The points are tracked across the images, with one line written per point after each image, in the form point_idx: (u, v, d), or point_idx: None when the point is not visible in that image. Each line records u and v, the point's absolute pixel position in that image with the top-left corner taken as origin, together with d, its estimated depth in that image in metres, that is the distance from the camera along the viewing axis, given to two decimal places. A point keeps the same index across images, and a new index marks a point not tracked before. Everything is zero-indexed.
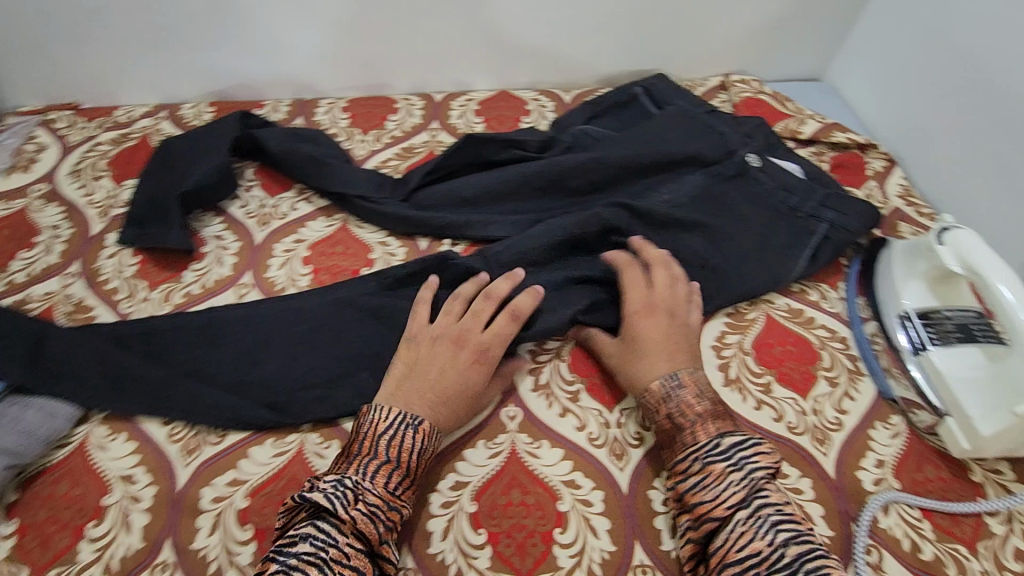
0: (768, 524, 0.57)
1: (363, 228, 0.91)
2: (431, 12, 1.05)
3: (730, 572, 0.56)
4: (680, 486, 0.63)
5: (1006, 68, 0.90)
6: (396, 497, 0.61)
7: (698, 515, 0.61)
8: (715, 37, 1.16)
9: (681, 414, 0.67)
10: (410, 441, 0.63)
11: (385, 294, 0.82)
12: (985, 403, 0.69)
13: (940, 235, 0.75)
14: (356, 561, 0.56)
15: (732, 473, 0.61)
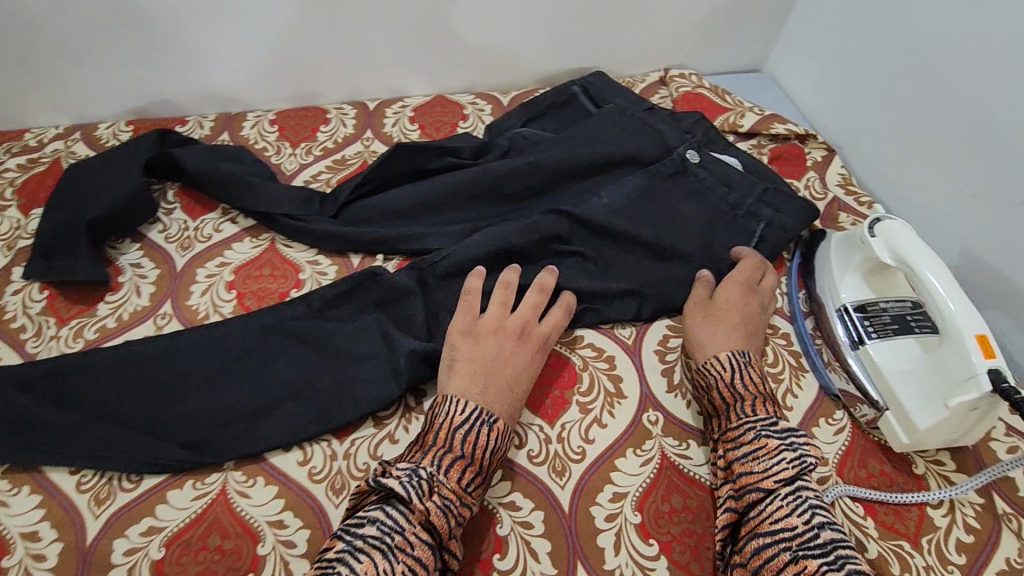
0: (808, 504, 0.58)
1: (292, 247, 0.87)
2: (356, 15, 1.01)
3: (761, 540, 0.58)
4: (731, 454, 0.65)
5: (944, 50, 0.88)
6: (467, 493, 0.61)
7: (741, 485, 0.62)
8: (652, 31, 1.14)
9: (745, 388, 0.68)
10: (485, 438, 0.63)
11: (315, 317, 0.77)
12: (921, 395, 0.68)
13: (871, 226, 0.75)
14: (419, 552, 0.55)
15: (786, 450, 0.62)
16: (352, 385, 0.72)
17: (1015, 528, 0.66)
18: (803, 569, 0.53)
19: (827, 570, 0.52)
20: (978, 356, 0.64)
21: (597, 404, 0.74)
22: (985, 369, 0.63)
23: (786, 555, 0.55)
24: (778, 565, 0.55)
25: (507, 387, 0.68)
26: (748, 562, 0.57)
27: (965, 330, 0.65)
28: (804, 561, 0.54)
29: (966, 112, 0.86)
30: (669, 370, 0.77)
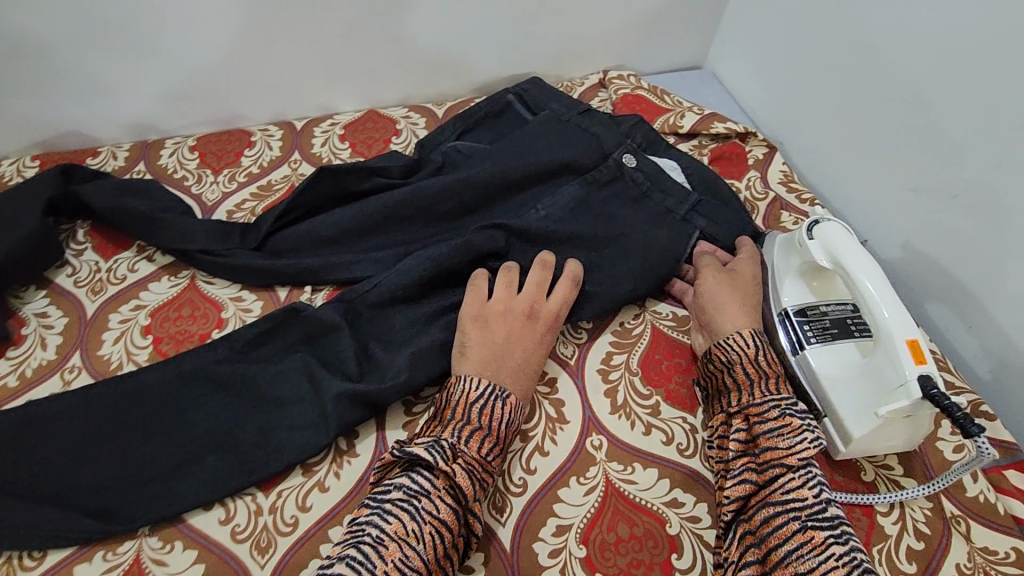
0: (817, 480, 0.60)
1: (214, 284, 0.83)
2: (271, 30, 0.95)
3: (771, 508, 0.59)
4: (755, 428, 0.63)
5: (882, 33, 0.84)
6: (487, 461, 0.62)
7: (765, 460, 0.61)
8: (588, 32, 1.11)
9: (768, 365, 0.67)
10: (500, 411, 0.65)
11: (235, 360, 0.73)
12: (858, 403, 0.66)
13: (809, 229, 0.74)
14: (445, 515, 0.57)
15: (809, 430, 0.62)
16: (277, 431, 0.68)
17: (963, 530, 0.65)
18: (810, 542, 0.55)
19: (834, 544, 0.54)
20: (909, 364, 0.62)
21: (539, 431, 0.71)
22: (915, 376, 0.61)
23: (795, 525, 0.56)
24: (785, 534, 0.56)
25: (520, 367, 0.69)
26: (757, 530, 0.58)
27: (895, 337, 0.63)
28: (813, 534, 0.56)
29: (896, 104, 0.84)
30: (612, 390, 0.74)
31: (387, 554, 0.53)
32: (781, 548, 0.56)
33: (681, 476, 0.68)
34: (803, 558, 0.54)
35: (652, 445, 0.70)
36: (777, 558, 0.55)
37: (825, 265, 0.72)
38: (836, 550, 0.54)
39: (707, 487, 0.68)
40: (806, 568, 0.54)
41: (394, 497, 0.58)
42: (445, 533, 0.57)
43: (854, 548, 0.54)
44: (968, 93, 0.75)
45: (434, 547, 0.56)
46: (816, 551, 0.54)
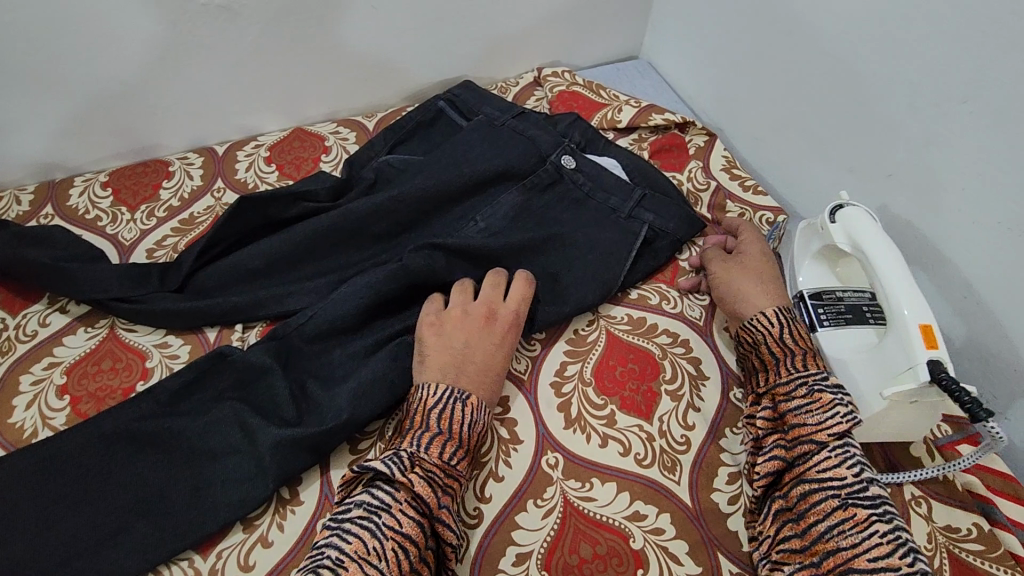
0: (856, 458, 0.58)
1: (136, 332, 0.77)
2: (176, 54, 0.89)
3: (807, 487, 0.57)
4: (782, 405, 0.63)
5: (810, 16, 0.83)
6: (453, 466, 0.59)
7: (796, 437, 0.60)
8: (517, 30, 1.08)
9: (795, 342, 0.66)
10: (462, 413, 0.62)
11: (161, 415, 0.68)
12: (863, 386, 0.65)
13: (833, 212, 0.71)
14: (408, 529, 0.54)
15: (840, 406, 0.60)
16: (212, 488, 0.64)
17: (923, 511, 0.64)
18: (852, 518, 0.54)
19: (878, 521, 0.53)
20: (919, 347, 0.59)
21: (492, 455, 0.68)
22: (924, 361, 0.59)
23: (835, 502, 0.55)
24: (824, 511, 0.55)
25: (480, 373, 0.66)
26: (794, 507, 0.57)
27: (909, 322, 0.61)
28: (853, 511, 0.54)
29: (827, 86, 0.83)
30: (565, 404, 0.72)
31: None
32: (821, 524, 0.55)
33: (641, 488, 0.66)
34: (845, 533, 0.53)
35: (610, 459, 0.68)
36: (818, 534, 0.54)
37: (846, 249, 0.70)
38: (880, 527, 0.52)
39: (668, 496, 0.66)
40: (850, 545, 0.52)
41: (357, 517, 0.54)
42: (411, 546, 0.53)
43: (898, 525, 0.53)
44: (892, 73, 0.74)
45: (399, 561, 0.52)
46: (859, 527, 0.53)
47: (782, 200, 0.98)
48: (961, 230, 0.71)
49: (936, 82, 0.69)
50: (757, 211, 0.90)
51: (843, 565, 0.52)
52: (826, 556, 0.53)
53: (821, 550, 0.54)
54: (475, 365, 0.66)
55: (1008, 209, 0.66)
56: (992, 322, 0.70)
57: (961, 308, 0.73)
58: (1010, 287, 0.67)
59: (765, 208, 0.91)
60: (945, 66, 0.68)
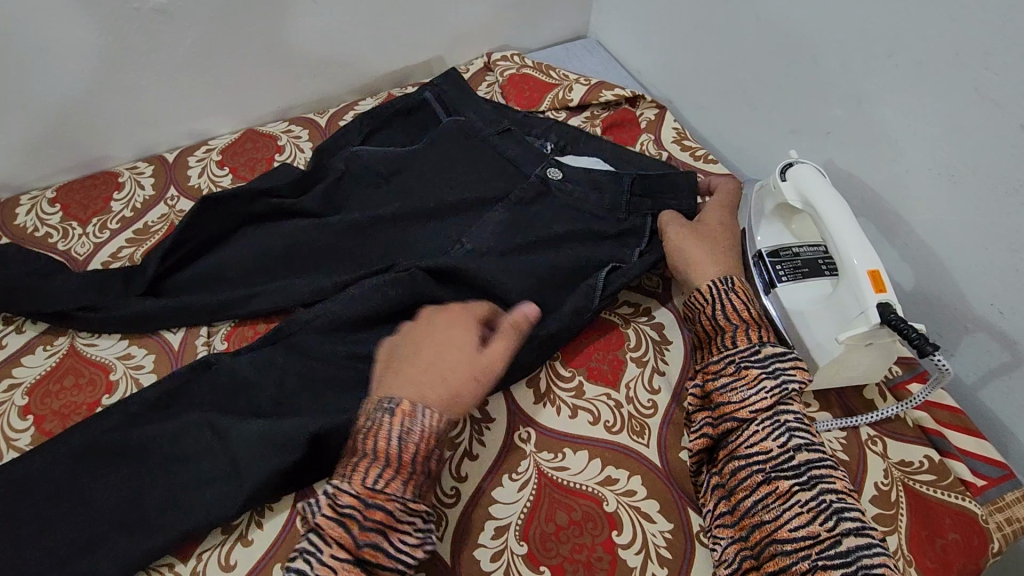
0: (786, 428, 0.59)
1: (96, 346, 0.76)
2: (115, 64, 0.87)
3: (736, 464, 0.60)
4: (709, 385, 0.64)
5: None
6: (379, 493, 0.55)
7: (721, 414, 0.62)
8: (462, 16, 1.08)
9: (727, 318, 0.67)
10: (386, 430, 0.57)
11: (133, 427, 0.68)
12: (818, 335, 0.67)
13: (784, 171, 0.73)
14: (337, 574, 0.52)
15: (766, 379, 0.62)
16: (187, 491, 0.64)
17: (880, 450, 0.67)
18: (774, 491, 0.56)
19: (799, 491, 0.55)
20: (869, 292, 0.62)
21: (466, 435, 0.69)
22: (874, 305, 0.61)
23: (759, 477, 0.58)
24: (749, 486, 0.58)
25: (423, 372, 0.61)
26: (726, 483, 0.60)
27: (857, 269, 0.63)
28: (777, 483, 0.57)
29: (765, 53, 0.85)
30: (534, 379, 0.73)
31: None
32: (748, 499, 0.57)
33: (612, 454, 0.68)
34: (769, 507, 0.56)
35: (582, 429, 0.69)
36: (745, 509, 0.57)
37: (797, 206, 0.72)
38: (801, 497, 0.55)
39: (639, 460, 0.67)
40: (773, 518, 0.55)
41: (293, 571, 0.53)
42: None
43: (822, 490, 0.55)
44: (823, 36, 0.76)
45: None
46: (780, 501, 0.55)
47: (732, 165, 1.00)
48: (898, 181, 0.74)
49: (863, 40, 0.72)
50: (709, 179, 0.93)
51: (767, 538, 0.55)
52: (753, 529, 0.56)
53: (747, 524, 0.57)
54: (453, 379, 0.61)
55: (938, 155, 0.69)
56: (932, 265, 0.73)
57: (903, 255, 0.76)
58: (945, 231, 0.71)
59: (716, 175, 0.93)
60: (869, 26, 0.71)
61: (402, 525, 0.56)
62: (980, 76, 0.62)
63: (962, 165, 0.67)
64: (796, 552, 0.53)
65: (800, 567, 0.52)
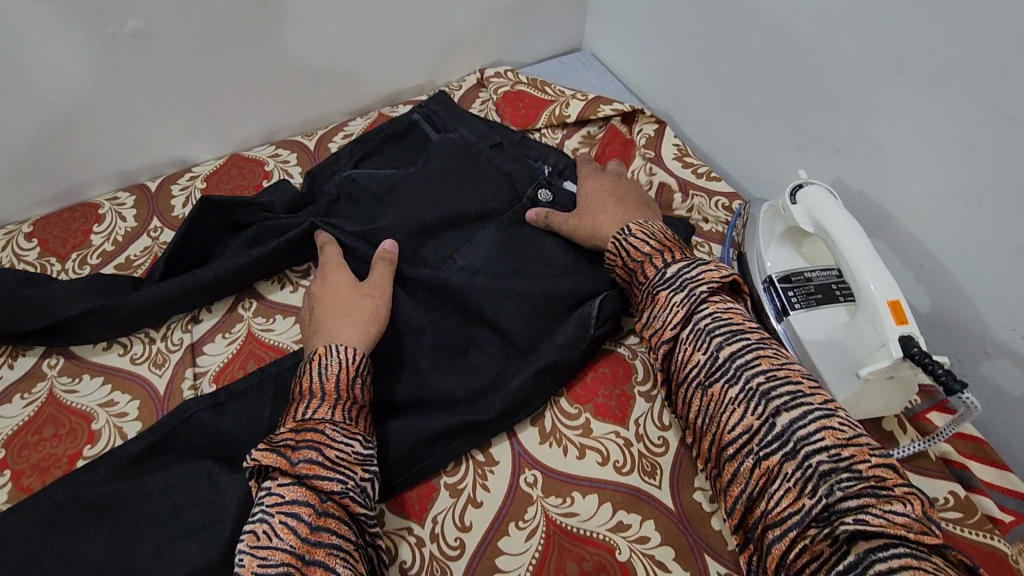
0: (705, 335, 0.60)
1: (76, 393, 0.73)
2: (90, 93, 0.82)
3: (682, 386, 0.61)
4: (638, 321, 0.66)
5: None
6: (310, 421, 0.58)
7: (654, 344, 0.64)
8: (453, 32, 1.04)
9: (632, 260, 0.69)
10: (308, 370, 0.62)
11: (117, 480, 0.65)
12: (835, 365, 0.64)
13: (794, 193, 0.70)
14: (290, 496, 0.52)
15: (674, 295, 0.63)
16: (175, 549, 0.60)
17: None
18: (712, 399, 0.58)
19: (729, 389, 0.57)
20: (890, 324, 0.59)
21: (468, 480, 0.66)
22: (896, 337, 0.58)
23: (698, 391, 0.59)
24: (694, 404, 0.59)
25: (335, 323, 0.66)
26: (682, 408, 0.61)
27: (876, 299, 0.60)
28: (712, 389, 0.58)
29: (769, 66, 0.82)
30: (538, 418, 0.70)
31: (246, 570, 0.49)
32: (698, 417, 0.59)
33: (619, 495, 0.65)
34: (714, 417, 0.57)
35: (590, 470, 0.66)
36: (699, 428, 0.59)
37: (809, 230, 0.69)
38: (732, 396, 0.56)
39: (651, 503, 0.64)
40: (716, 426, 0.57)
41: (251, 516, 0.53)
42: (299, 509, 0.52)
43: (748, 379, 0.56)
44: (830, 49, 0.73)
45: (291, 527, 0.51)
46: (718, 406, 0.57)
47: (734, 181, 0.97)
48: (908, 200, 0.71)
49: (872, 53, 0.69)
50: (713, 197, 0.90)
51: (720, 447, 0.56)
52: (712, 447, 0.58)
53: (707, 442, 0.58)
54: (368, 311, 0.68)
55: (952, 175, 0.66)
56: (949, 287, 0.71)
57: (917, 276, 0.73)
58: (960, 253, 0.68)
59: (720, 193, 0.90)
60: (878, 39, 0.68)
61: (340, 445, 0.57)
62: (997, 92, 0.59)
63: (978, 184, 0.64)
64: (740, 451, 0.54)
65: (748, 466, 0.54)
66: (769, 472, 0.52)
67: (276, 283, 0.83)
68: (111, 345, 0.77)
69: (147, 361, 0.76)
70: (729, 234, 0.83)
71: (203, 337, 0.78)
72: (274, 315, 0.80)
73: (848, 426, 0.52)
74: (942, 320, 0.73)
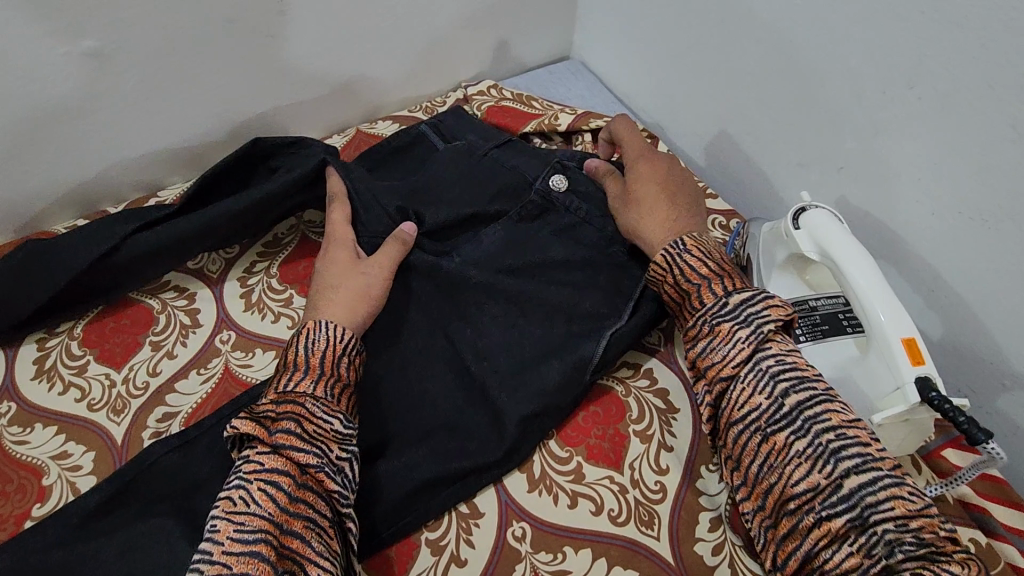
0: (770, 377, 0.55)
1: (28, 445, 0.67)
2: (38, 120, 0.75)
3: (736, 430, 0.55)
4: (690, 351, 0.59)
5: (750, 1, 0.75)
6: (290, 392, 0.56)
7: (709, 378, 0.58)
8: (434, 45, 0.99)
9: (688, 279, 0.61)
10: (295, 341, 0.59)
11: (69, 544, 0.59)
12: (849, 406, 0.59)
13: (796, 217, 0.66)
14: (269, 464, 0.51)
15: (740, 330, 0.57)
16: None
17: None
18: (774, 448, 0.53)
19: (795, 441, 0.52)
20: (906, 366, 0.55)
21: (451, 535, 0.61)
22: (912, 380, 0.54)
23: (757, 437, 0.54)
24: (752, 450, 0.54)
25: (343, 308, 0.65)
26: (732, 452, 0.56)
27: (890, 337, 0.56)
28: (775, 438, 0.53)
29: (767, 78, 0.77)
30: (526, 463, 0.65)
31: (220, 535, 0.47)
32: (753, 464, 0.54)
33: (616, 550, 0.60)
34: (774, 468, 0.52)
35: (583, 521, 0.61)
36: (753, 475, 0.54)
37: (814, 256, 0.64)
38: (798, 448, 0.51)
39: (648, 556, 0.60)
40: (777, 477, 0.52)
41: (226, 483, 0.51)
42: (279, 478, 0.50)
43: (816, 433, 0.51)
44: (833, 62, 0.68)
45: (271, 496, 0.49)
46: (782, 457, 0.52)
47: (733, 202, 0.92)
48: (919, 222, 0.66)
49: (879, 67, 0.64)
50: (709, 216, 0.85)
51: (777, 499, 0.52)
52: (766, 496, 0.53)
53: (761, 490, 0.53)
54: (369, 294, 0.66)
55: (966, 196, 0.61)
56: (963, 315, 0.66)
57: (929, 302, 0.69)
58: (974, 278, 0.64)
59: (717, 211, 0.85)
60: (887, 51, 0.63)
61: (320, 421, 0.55)
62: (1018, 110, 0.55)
63: (995, 207, 0.59)
64: (801, 509, 0.50)
65: (807, 524, 0.50)
66: (830, 535, 0.48)
67: (256, 313, 0.78)
68: (68, 389, 0.71)
69: (105, 408, 0.70)
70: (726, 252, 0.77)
71: (171, 377, 0.73)
72: (254, 348, 0.75)
73: (917, 495, 0.48)
74: (955, 348, 0.68)
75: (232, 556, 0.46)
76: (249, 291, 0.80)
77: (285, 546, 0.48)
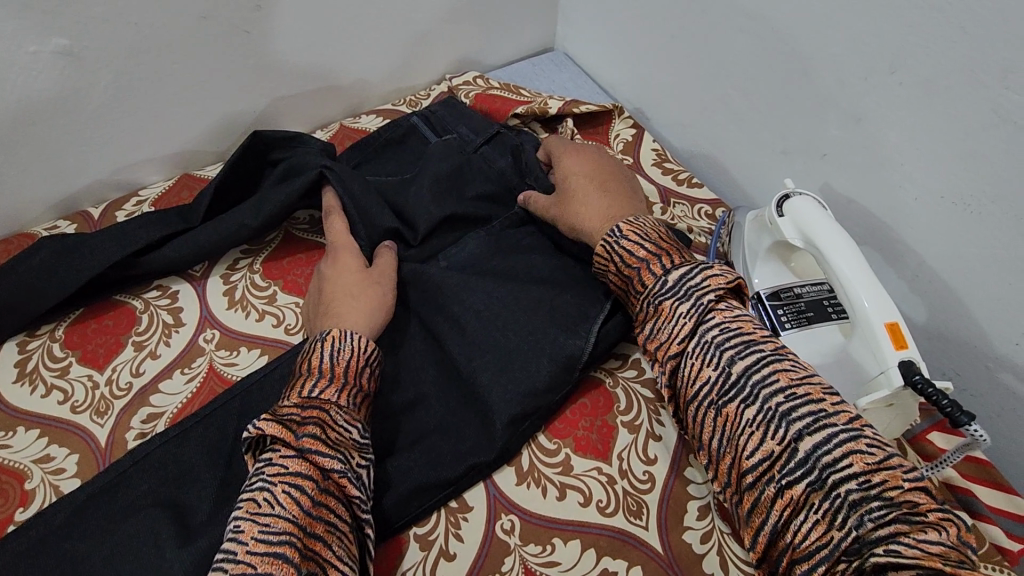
0: (716, 349, 0.55)
1: (11, 449, 0.66)
2: (10, 122, 0.73)
3: (693, 407, 0.56)
4: (640, 333, 0.61)
5: None
6: (315, 397, 0.55)
7: (660, 359, 0.58)
8: (418, 37, 0.98)
9: (627, 264, 0.62)
10: (320, 350, 0.58)
11: (54, 547, 0.59)
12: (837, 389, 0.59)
13: (779, 205, 0.66)
14: (295, 467, 0.50)
15: (680, 305, 0.57)
16: None
17: None
18: (727, 420, 0.53)
19: (745, 410, 0.52)
20: (888, 350, 0.55)
21: (440, 531, 0.60)
22: (896, 363, 0.54)
23: (711, 411, 0.54)
24: (708, 425, 0.54)
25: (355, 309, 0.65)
26: (694, 430, 0.56)
27: (874, 322, 0.56)
28: (727, 408, 0.53)
29: (751, 68, 0.77)
30: (515, 456, 0.65)
31: (244, 535, 0.46)
32: (713, 439, 0.54)
33: (607, 541, 0.60)
34: (730, 439, 0.52)
35: (570, 512, 0.61)
36: (716, 451, 0.54)
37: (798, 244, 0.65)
38: (748, 416, 0.51)
39: (637, 547, 0.60)
40: (734, 449, 0.52)
41: (249, 484, 0.50)
42: (303, 481, 0.50)
43: (765, 399, 0.51)
44: (816, 51, 0.68)
45: (295, 498, 0.49)
46: (735, 428, 0.52)
47: (719, 190, 0.92)
48: (902, 207, 0.67)
49: (862, 55, 0.64)
50: (695, 206, 0.85)
51: (736, 471, 0.52)
52: (730, 471, 0.53)
53: (724, 467, 0.53)
54: (379, 299, 0.67)
55: (948, 182, 0.62)
56: (945, 299, 0.67)
57: (913, 287, 0.69)
58: (956, 263, 0.64)
59: (703, 201, 0.86)
60: (870, 39, 0.63)
61: (340, 430, 0.54)
62: (1000, 94, 0.55)
63: (977, 193, 0.60)
64: (760, 480, 0.50)
65: (770, 495, 0.49)
66: (792, 502, 0.48)
67: (239, 311, 0.77)
68: (51, 392, 0.70)
69: (88, 410, 0.69)
70: (713, 243, 0.77)
71: (158, 375, 0.72)
72: (238, 347, 0.74)
73: (876, 446, 0.47)
74: (939, 333, 0.69)
75: (256, 556, 0.45)
76: (233, 288, 0.79)
77: (310, 548, 0.47)
